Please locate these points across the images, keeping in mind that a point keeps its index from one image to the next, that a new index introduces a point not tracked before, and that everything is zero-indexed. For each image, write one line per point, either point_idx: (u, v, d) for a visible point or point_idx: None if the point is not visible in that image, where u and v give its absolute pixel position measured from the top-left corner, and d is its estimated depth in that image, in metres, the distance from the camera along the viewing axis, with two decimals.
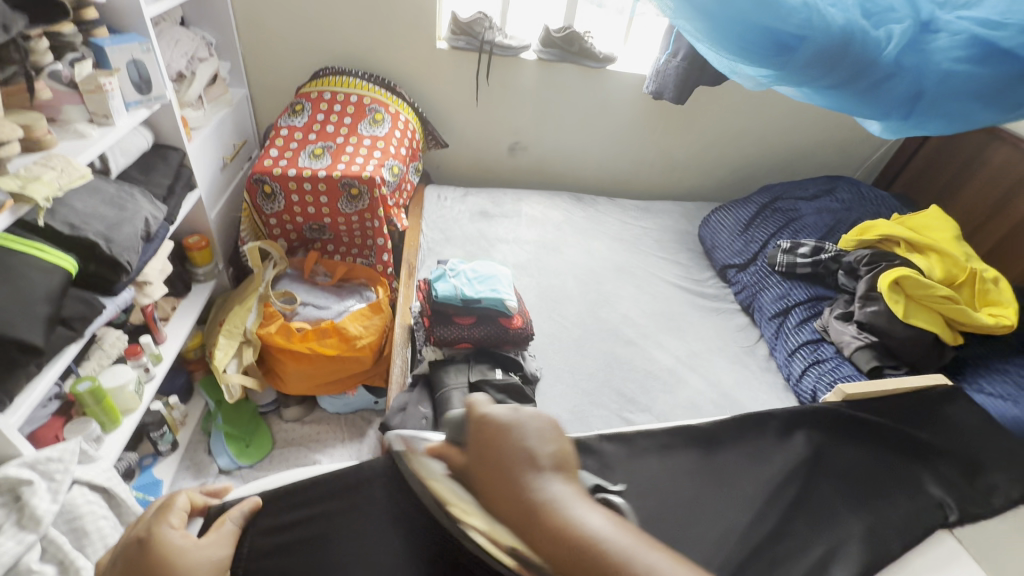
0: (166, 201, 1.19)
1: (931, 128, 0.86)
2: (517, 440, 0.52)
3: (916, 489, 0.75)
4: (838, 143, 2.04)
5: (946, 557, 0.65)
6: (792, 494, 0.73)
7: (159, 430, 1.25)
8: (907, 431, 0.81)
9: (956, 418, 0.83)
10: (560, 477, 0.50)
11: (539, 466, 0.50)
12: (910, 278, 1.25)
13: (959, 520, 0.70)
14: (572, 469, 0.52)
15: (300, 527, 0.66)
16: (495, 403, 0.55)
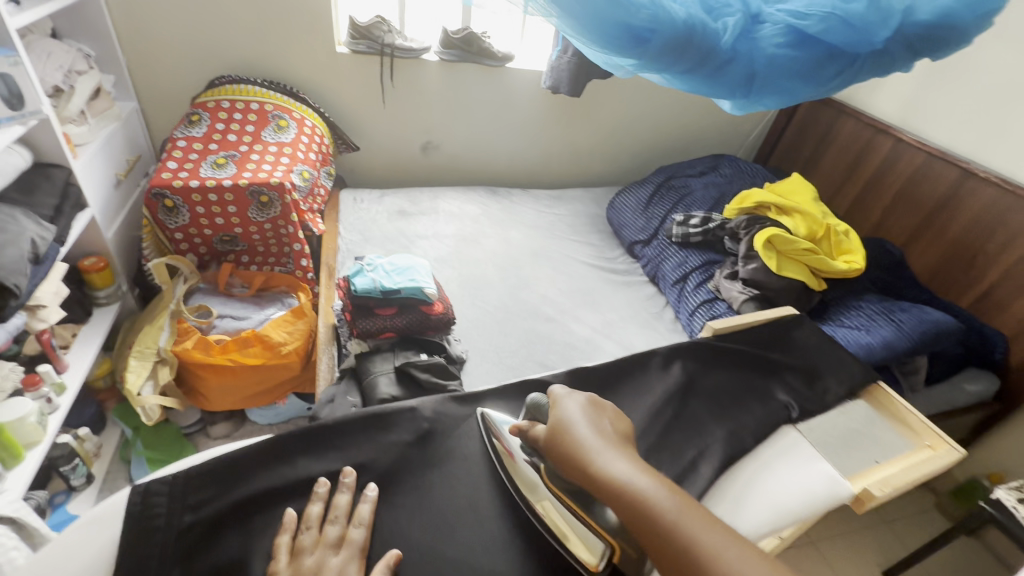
0: (54, 221, 1.13)
1: (769, 102, 1.01)
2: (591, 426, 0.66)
3: (769, 397, 0.93)
4: (720, 125, 2.27)
5: (789, 445, 0.86)
6: (669, 414, 0.90)
7: (71, 463, 1.18)
8: (763, 354, 1.00)
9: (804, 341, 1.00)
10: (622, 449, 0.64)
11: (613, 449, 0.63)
12: (778, 236, 1.44)
13: (799, 416, 0.90)
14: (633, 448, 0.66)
15: (232, 493, 0.70)
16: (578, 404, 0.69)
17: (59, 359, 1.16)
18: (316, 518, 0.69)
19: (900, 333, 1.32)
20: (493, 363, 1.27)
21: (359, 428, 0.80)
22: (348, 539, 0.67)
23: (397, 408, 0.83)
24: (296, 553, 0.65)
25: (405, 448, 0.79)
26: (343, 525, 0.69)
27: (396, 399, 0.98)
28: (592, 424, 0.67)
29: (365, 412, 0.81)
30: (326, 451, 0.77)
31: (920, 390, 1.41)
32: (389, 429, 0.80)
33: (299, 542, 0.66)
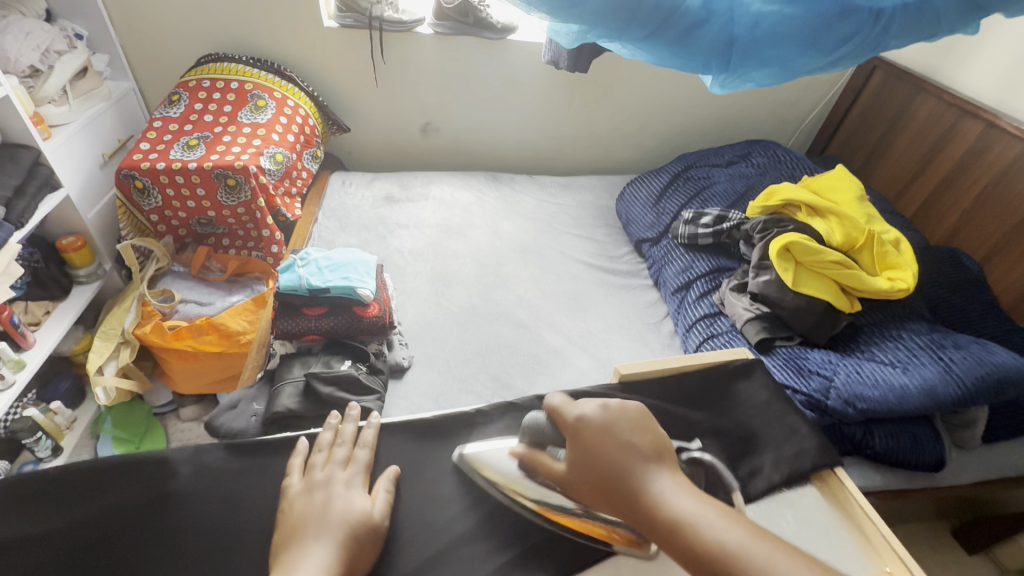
0: (11, 202, 1.14)
1: (759, 77, 0.83)
2: (619, 436, 0.59)
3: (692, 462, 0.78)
4: (769, 105, 1.94)
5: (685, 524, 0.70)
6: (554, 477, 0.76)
7: (33, 436, 1.21)
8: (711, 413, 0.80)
9: (747, 395, 0.83)
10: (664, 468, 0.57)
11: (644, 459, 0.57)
12: (799, 244, 1.18)
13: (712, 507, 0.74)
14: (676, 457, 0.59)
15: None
16: (587, 410, 0.63)
17: (22, 336, 1.20)
18: (327, 443, 0.73)
19: (947, 377, 1.03)
20: (439, 373, 1.16)
21: (92, 480, 0.68)
22: (354, 458, 0.72)
23: (143, 456, 0.70)
24: (308, 470, 0.68)
25: (132, 509, 0.66)
26: (350, 447, 0.73)
27: (293, 413, 0.92)
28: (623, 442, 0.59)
29: (102, 461, 0.69)
30: (28, 510, 0.65)
31: (973, 448, 1.12)
32: (118, 485, 0.68)
33: (312, 460, 0.70)
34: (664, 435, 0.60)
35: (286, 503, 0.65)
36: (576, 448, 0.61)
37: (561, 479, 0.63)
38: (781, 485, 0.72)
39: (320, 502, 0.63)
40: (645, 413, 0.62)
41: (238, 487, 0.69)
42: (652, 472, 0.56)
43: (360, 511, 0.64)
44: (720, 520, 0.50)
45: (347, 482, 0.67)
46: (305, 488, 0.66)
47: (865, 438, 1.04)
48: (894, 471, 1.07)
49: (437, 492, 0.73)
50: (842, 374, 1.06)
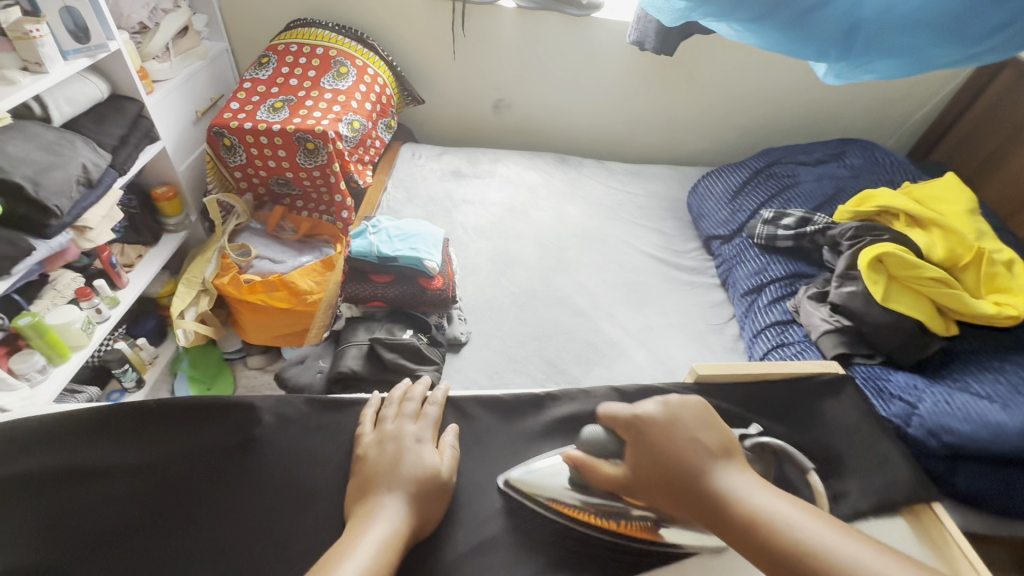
0: (117, 150, 1.22)
1: (881, 70, 0.76)
2: (685, 432, 0.59)
3: None
4: (870, 101, 1.78)
5: None
6: None
7: (121, 367, 1.33)
8: (784, 425, 0.75)
9: (830, 413, 0.77)
10: (733, 465, 0.56)
11: (715, 457, 0.57)
12: (894, 255, 1.08)
13: None
14: (741, 453, 0.58)
15: (20, 462, 0.66)
16: (646, 404, 0.62)
17: (118, 276, 1.30)
18: (398, 397, 0.75)
19: None
20: (495, 352, 1.16)
21: (183, 418, 0.72)
22: (423, 414, 0.73)
23: (220, 403, 0.73)
24: (379, 422, 0.71)
25: (215, 451, 0.69)
26: (417, 405, 0.74)
27: (357, 375, 0.95)
28: (695, 437, 0.58)
29: (189, 401, 0.72)
30: (127, 440, 0.69)
31: None
32: (203, 426, 0.71)
33: (382, 413, 0.72)
34: (731, 434, 0.60)
35: (359, 451, 0.68)
36: (640, 445, 0.60)
37: (618, 482, 0.62)
38: (865, 514, 0.67)
39: (391, 452, 0.66)
40: (707, 409, 0.62)
41: (307, 438, 0.73)
42: (722, 470, 0.56)
43: (429, 468, 0.65)
44: (807, 518, 0.49)
45: (417, 436, 0.69)
46: (377, 440, 0.68)
47: (945, 474, 0.96)
48: (978, 513, 0.98)
49: (495, 470, 0.73)
50: (928, 402, 0.97)
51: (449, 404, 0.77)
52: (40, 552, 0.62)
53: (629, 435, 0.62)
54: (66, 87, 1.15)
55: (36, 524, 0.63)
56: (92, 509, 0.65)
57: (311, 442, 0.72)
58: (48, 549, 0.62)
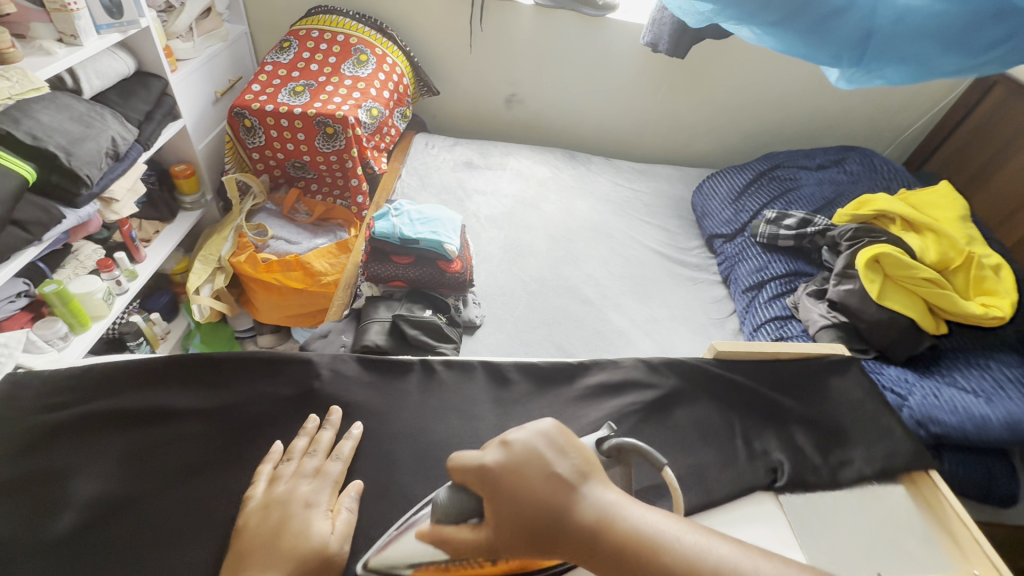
0: (142, 125, 1.24)
1: (891, 77, 0.81)
2: (543, 470, 0.49)
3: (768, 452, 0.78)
4: (870, 111, 1.85)
5: (761, 512, 0.68)
6: None
7: (136, 340, 1.34)
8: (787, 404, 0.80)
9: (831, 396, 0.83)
10: (595, 486, 0.50)
11: (577, 488, 0.49)
12: (891, 256, 1.15)
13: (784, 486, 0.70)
14: (598, 470, 0.52)
15: (100, 403, 0.68)
16: (487, 449, 0.51)
17: (136, 250, 1.32)
18: (299, 451, 0.65)
19: None
20: (507, 335, 1.20)
21: (248, 369, 0.73)
22: (323, 471, 0.63)
23: (281, 356, 0.74)
24: (273, 481, 0.61)
25: (284, 402, 0.71)
26: (321, 459, 0.65)
27: (380, 348, 0.99)
28: (553, 474, 0.49)
29: (254, 353, 0.74)
30: (197, 387, 0.71)
31: None
32: (269, 377, 0.73)
33: (279, 470, 0.62)
34: (584, 449, 0.53)
35: (241, 518, 0.58)
36: (493, 493, 0.49)
37: (477, 546, 0.49)
38: (872, 478, 0.73)
39: (275, 520, 0.56)
40: (558, 429, 0.53)
41: None
42: (590, 498, 0.49)
43: (317, 541, 0.55)
44: (675, 530, 0.47)
45: (308, 499, 0.59)
46: (263, 505, 0.58)
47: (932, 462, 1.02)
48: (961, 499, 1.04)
49: None
50: (918, 395, 1.03)
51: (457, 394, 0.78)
52: (119, 483, 0.63)
53: (473, 479, 0.50)
54: (95, 61, 1.17)
55: (114, 458, 0.65)
56: (167, 450, 0.66)
57: (359, 396, 0.73)
58: (124, 481, 0.63)
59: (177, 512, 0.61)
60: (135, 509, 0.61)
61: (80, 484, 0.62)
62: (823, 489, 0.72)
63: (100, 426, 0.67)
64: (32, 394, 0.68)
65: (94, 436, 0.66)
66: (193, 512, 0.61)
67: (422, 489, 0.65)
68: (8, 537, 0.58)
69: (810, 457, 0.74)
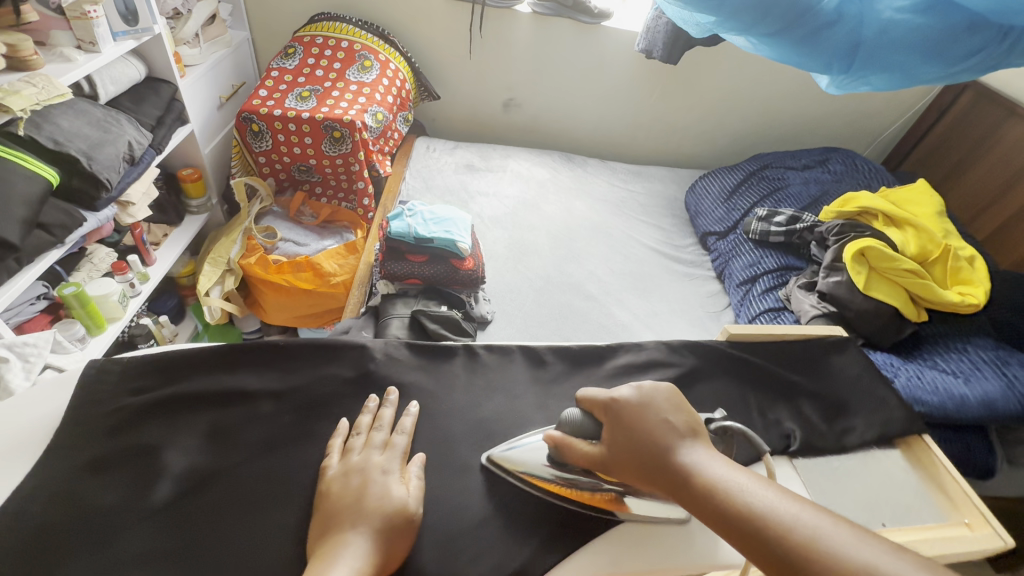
0: (155, 130, 1.26)
1: (876, 81, 0.88)
2: (655, 414, 0.61)
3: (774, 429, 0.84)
4: (849, 114, 1.95)
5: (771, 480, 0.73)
6: None
7: (148, 342, 1.35)
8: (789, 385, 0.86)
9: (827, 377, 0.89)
10: (699, 444, 0.58)
11: (679, 436, 0.58)
12: (875, 249, 1.23)
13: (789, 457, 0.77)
14: (707, 435, 0.60)
15: (182, 384, 0.70)
16: (621, 390, 0.64)
17: (147, 253, 1.33)
18: (365, 426, 0.68)
19: (1008, 391, 1.08)
20: (517, 330, 1.25)
21: (317, 354, 0.76)
22: (392, 444, 0.66)
23: (338, 342, 0.78)
24: (346, 452, 0.64)
25: (351, 383, 0.74)
26: (388, 433, 0.68)
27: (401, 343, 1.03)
28: (662, 418, 0.60)
29: (318, 340, 0.77)
30: (272, 369, 0.74)
31: None
32: (336, 361, 0.76)
33: (350, 443, 0.66)
34: (697, 417, 0.62)
35: (322, 486, 0.61)
36: (613, 424, 0.62)
37: (593, 458, 0.62)
38: (872, 443, 0.79)
39: (356, 487, 0.60)
40: (677, 393, 0.64)
41: None
42: (687, 448, 0.57)
43: (397, 502, 0.59)
44: (757, 484, 0.51)
45: (384, 467, 0.63)
46: (343, 473, 0.62)
47: None
48: None
49: None
50: (904, 378, 1.11)
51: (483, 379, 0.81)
52: (209, 456, 0.65)
53: (603, 412, 0.64)
54: (109, 67, 1.19)
55: (202, 433, 0.67)
56: (250, 426, 0.68)
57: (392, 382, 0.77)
58: (215, 453, 0.65)
59: (265, 482, 0.63)
60: (227, 478, 0.63)
61: (174, 456, 0.64)
62: (830, 453, 0.78)
63: (184, 405, 0.69)
64: (114, 376, 0.70)
65: (180, 413, 0.68)
66: (285, 479, 0.64)
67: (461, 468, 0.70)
68: (109, 506, 0.59)
69: (818, 426, 0.79)
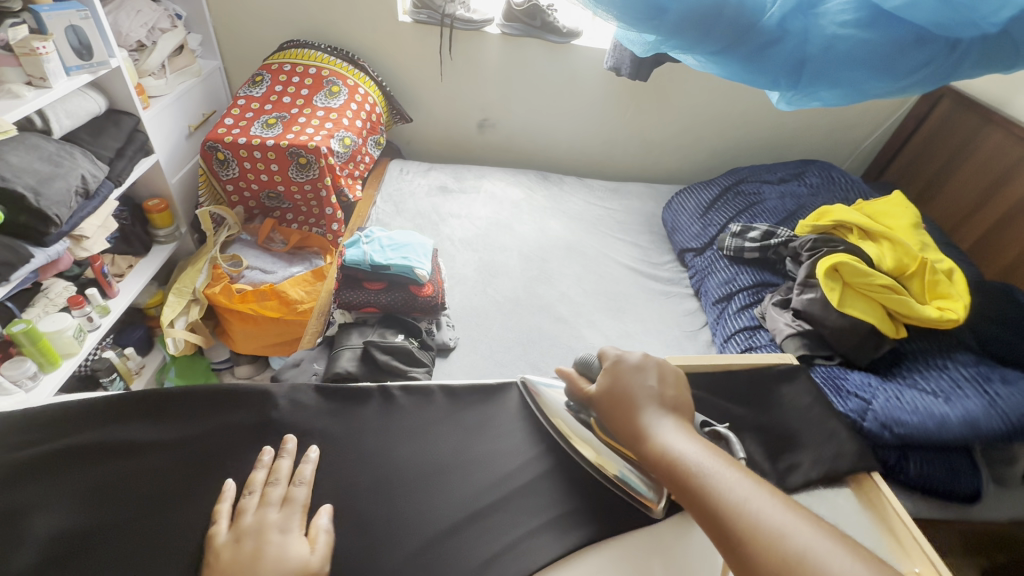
0: (113, 162, 1.25)
1: (827, 97, 0.86)
2: (645, 379, 0.68)
3: None
4: (827, 125, 1.93)
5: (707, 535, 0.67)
6: None
7: (109, 376, 1.33)
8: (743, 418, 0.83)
9: (789, 403, 0.85)
10: (675, 416, 0.65)
11: (661, 403, 0.66)
12: (848, 264, 1.19)
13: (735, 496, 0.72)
14: (688, 412, 0.67)
15: (62, 440, 0.67)
16: (629, 350, 0.71)
17: (109, 285, 1.32)
18: (259, 483, 0.65)
19: (991, 410, 1.02)
20: (482, 356, 1.21)
21: (210, 402, 0.73)
22: (291, 498, 0.64)
23: (250, 388, 0.75)
24: (237, 516, 0.61)
25: (243, 435, 0.71)
26: (285, 486, 0.65)
27: (352, 375, 1.01)
28: (648, 388, 0.67)
29: (222, 386, 0.75)
30: (169, 419, 0.71)
31: (1013, 486, 1.10)
32: (232, 409, 0.73)
33: (241, 504, 0.62)
34: (687, 396, 0.68)
35: (209, 553, 0.58)
36: (609, 377, 0.69)
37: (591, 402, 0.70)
38: (817, 483, 0.75)
39: (248, 552, 0.57)
40: (678, 374, 0.70)
41: None
42: (665, 415, 0.65)
43: (291, 566, 0.56)
44: (711, 459, 0.58)
45: (280, 526, 0.60)
46: (234, 538, 0.59)
47: (900, 464, 1.04)
48: (927, 499, 1.07)
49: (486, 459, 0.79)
50: (881, 398, 1.06)
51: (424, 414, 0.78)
52: (78, 517, 0.61)
53: (608, 368, 0.71)
54: (65, 101, 1.18)
55: (77, 492, 0.63)
56: (127, 484, 0.64)
57: (318, 422, 0.75)
58: (92, 512, 0.62)
59: (135, 546, 0.59)
60: (98, 542, 0.59)
61: (43, 517, 0.61)
62: None
63: (60, 464, 0.65)
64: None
65: (53, 475, 0.64)
66: (172, 537, 0.60)
67: (389, 511, 0.67)
68: None
69: (761, 468, 0.77)
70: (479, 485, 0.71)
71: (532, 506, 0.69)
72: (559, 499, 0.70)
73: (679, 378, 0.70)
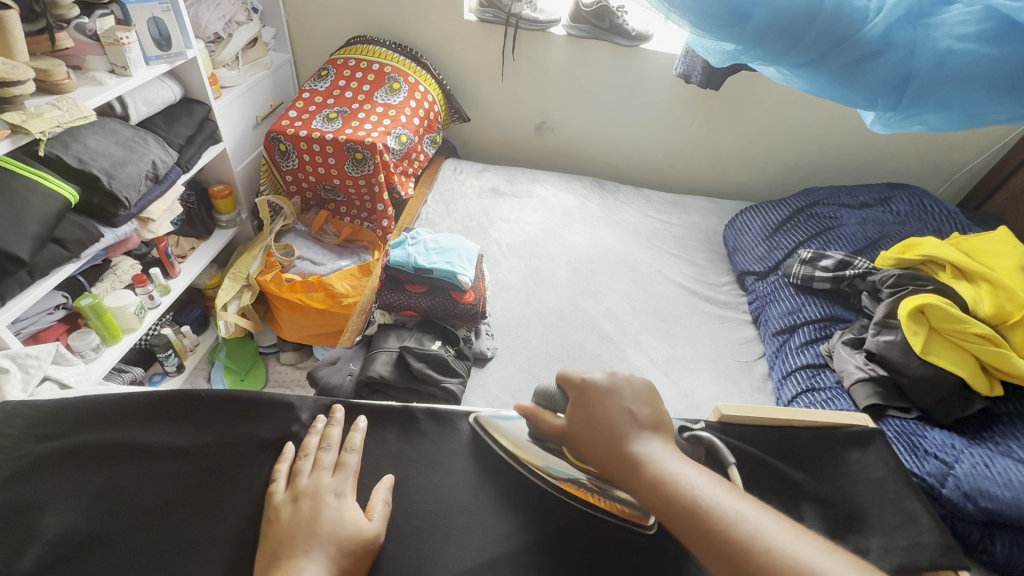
0: (183, 149, 1.31)
1: (934, 121, 0.75)
2: (619, 403, 0.61)
3: None
4: (921, 146, 1.74)
5: None
6: None
7: (165, 352, 1.39)
8: (798, 476, 0.74)
9: (857, 466, 0.76)
10: (659, 437, 0.59)
11: (641, 426, 0.59)
12: (937, 308, 1.05)
13: None
14: (670, 430, 0.60)
15: (81, 436, 0.66)
16: (592, 370, 0.65)
17: (171, 266, 1.38)
18: (312, 447, 0.68)
19: None
20: (519, 369, 1.16)
21: (230, 410, 0.71)
22: (342, 464, 0.67)
23: (271, 396, 0.73)
24: (294, 477, 0.65)
25: (262, 447, 0.69)
26: (336, 452, 0.69)
27: (385, 379, 1.03)
28: (622, 409, 0.61)
29: (238, 394, 0.72)
30: (183, 423, 0.69)
31: None
32: (251, 420, 0.71)
33: (297, 468, 0.66)
34: (664, 411, 0.62)
35: (270, 511, 0.62)
36: (579, 408, 0.63)
37: (562, 434, 0.65)
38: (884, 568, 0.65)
39: (307, 512, 0.60)
40: (650, 387, 0.64)
41: None
42: (647, 439, 0.58)
43: None
44: (707, 484, 0.52)
45: (335, 489, 0.63)
46: (291, 497, 0.62)
47: (984, 542, 0.91)
48: None
49: None
50: (966, 464, 0.93)
51: (451, 435, 0.75)
52: (90, 521, 0.61)
53: (573, 396, 0.65)
54: (144, 89, 1.24)
55: (89, 496, 0.63)
56: (139, 490, 0.64)
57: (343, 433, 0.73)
58: (103, 519, 0.61)
59: (146, 551, 0.60)
60: (108, 548, 0.60)
61: (55, 518, 0.61)
62: None
63: (78, 462, 0.65)
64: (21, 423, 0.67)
65: (69, 473, 0.64)
66: (177, 549, 0.60)
67: (404, 535, 0.64)
68: None
69: None
70: (503, 519, 0.67)
71: (552, 550, 0.65)
72: (582, 544, 0.65)
73: (651, 389, 0.64)
